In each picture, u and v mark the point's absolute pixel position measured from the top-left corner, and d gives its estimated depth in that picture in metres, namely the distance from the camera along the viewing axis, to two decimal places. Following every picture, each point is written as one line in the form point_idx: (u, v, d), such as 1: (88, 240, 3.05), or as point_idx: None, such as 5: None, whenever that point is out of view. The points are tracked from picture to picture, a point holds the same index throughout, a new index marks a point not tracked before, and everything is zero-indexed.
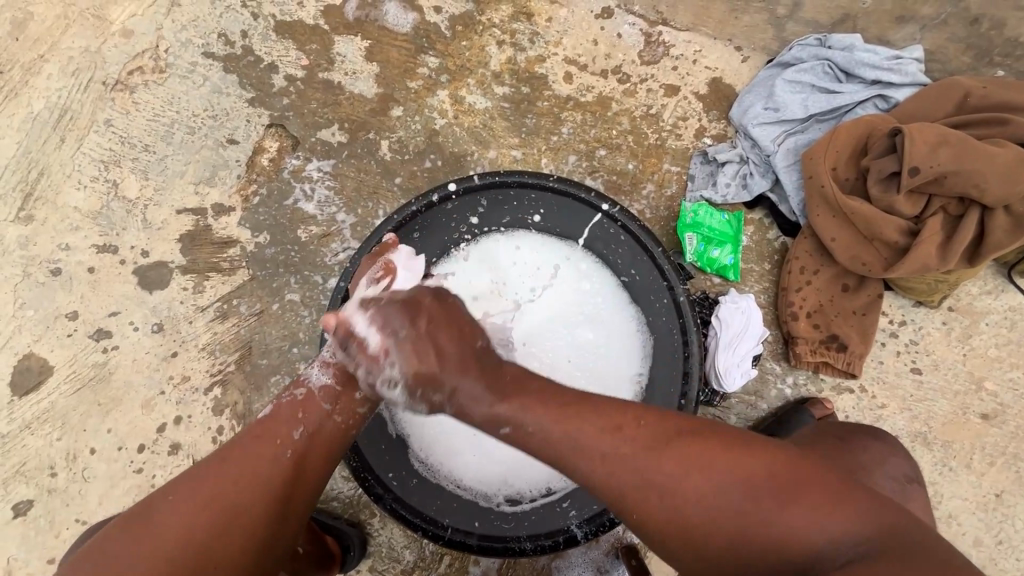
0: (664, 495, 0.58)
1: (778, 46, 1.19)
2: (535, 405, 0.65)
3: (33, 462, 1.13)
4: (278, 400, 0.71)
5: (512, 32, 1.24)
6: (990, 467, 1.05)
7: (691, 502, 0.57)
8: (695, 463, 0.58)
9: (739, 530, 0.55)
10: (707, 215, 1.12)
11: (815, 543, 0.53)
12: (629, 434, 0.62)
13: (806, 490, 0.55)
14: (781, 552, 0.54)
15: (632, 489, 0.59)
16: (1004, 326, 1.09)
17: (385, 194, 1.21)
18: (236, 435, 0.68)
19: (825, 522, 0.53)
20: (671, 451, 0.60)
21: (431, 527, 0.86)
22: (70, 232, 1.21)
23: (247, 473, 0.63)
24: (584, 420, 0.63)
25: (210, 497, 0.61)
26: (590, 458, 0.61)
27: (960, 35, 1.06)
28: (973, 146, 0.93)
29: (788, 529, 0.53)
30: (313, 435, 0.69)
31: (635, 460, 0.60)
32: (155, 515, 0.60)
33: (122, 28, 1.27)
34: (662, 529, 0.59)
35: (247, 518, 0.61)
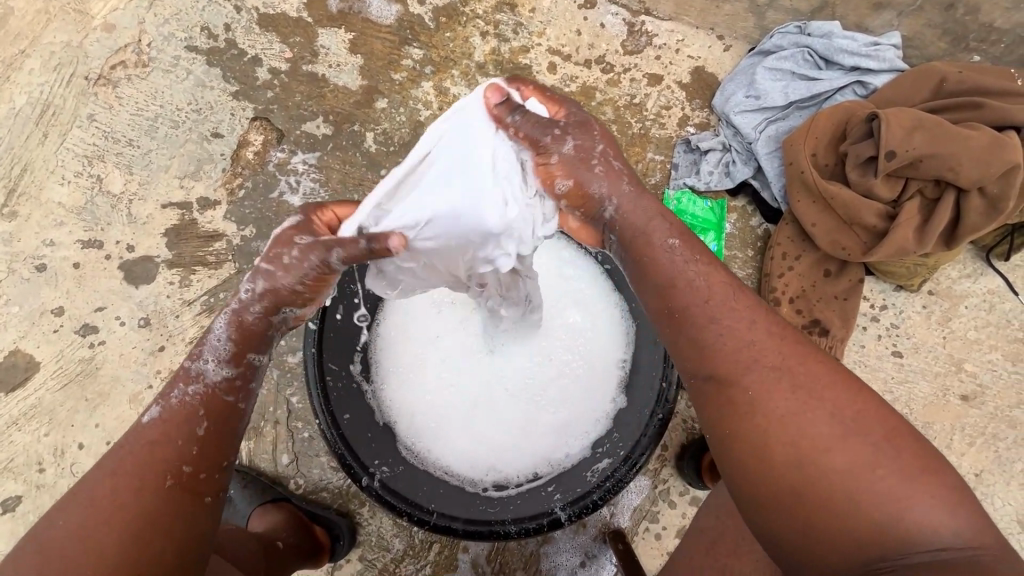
0: (780, 397, 0.56)
1: (759, 34, 1.20)
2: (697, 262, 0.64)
3: (22, 458, 1.13)
4: (162, 401, 0.60)
5: (496, 23, 1.24)
6: (970, 446, 1.07)
7: (806, 428, 0.54)
8: (832, 392, 0.55)
9: (837, 472, 0.52)
10: (690, 203, 1.15)
11: (930, 528, 0.48)
12: (778, 336, 0.60)
13: (938, 480, 0.50)
14: (885, 520, 0.49)
15: (758, 369, 0.58)
16: (983, 308, 1.10)
17: (371, 185, 1.21)
18: (126, 443, 0.59)
19: (951, 511, 0.49)
20: (812, 369, 0.57)
21: (417, 512, 0.84)
22: (55, 228, 1.21)
23: (150, 480, 0.57)
24: (732, 307, 0.61)
25: (111, 511, 0.55)
26: (723, 326, 0.60)
27: (937, 21, 1.07)
28: (948, 130, 0.94)
29: (896, 500, 0.49)
30: (222, 427, 0.61)
31: (768, 355, 0.58)
32: (51, 540, 0.54)
33: (104, 22, 1.26)
34: (757, 430, 0.56)
35: (157, 529, 0.56)
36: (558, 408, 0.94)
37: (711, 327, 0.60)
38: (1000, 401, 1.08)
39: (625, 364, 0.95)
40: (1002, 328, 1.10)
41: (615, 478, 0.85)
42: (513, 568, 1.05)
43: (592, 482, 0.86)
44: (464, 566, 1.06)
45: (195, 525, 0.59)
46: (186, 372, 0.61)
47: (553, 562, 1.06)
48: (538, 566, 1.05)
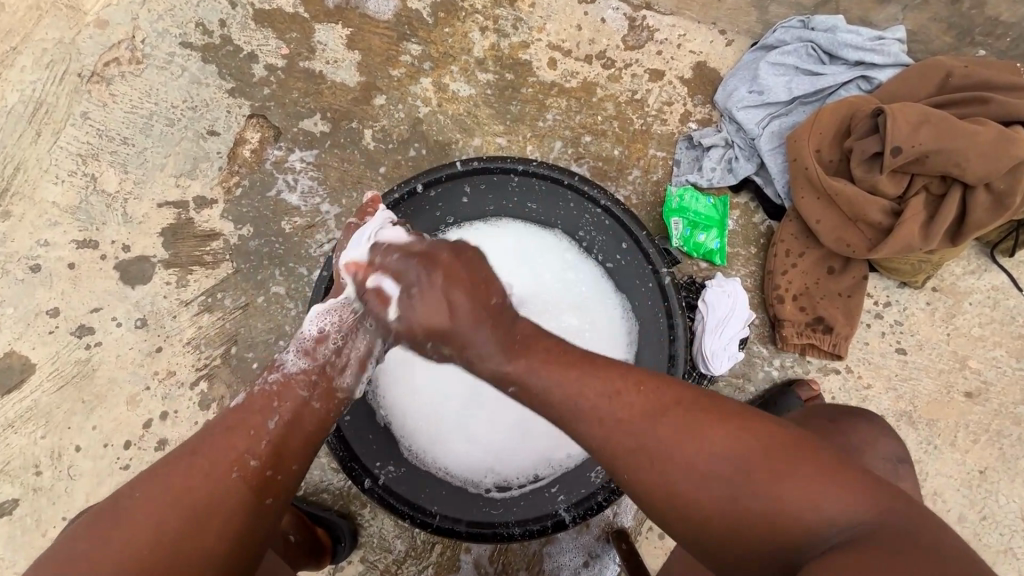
0: (661, 462, 0.57)
1: (762, 29, 1.18)
2: (544, 364, 0.65)
3: (18, 461, 1.12)
4: (250, 389, 0.68)
5: (495, 18, 1.23)
6: (974, 443, 1.06)
7: (688, 476, 0.56)
8: (694, 427, 0.57)
9: (725, 503, 0.55)
10: (693, 200, 1.13)
11: (812, 524, 0.52)
12: (631, 398, 0.61)
13: (807, 470, 0.54)
14: (776, 531, 0.53)
15: (625, 450, 0.59)
16: (987, 305, 1.10)
17: (370, 183, 1.20)
18: (209, 425, 0.65)
19: (823, 498, 0.52)
20: (674, 415, 0.59)
21: (419, 514, 0.86)
22: (49, 227, 1.19)
23: (219, 467, 0.61)
24: (579, 394, 0.62)
25: (179, 493, 0.59)
26: (585, 417, 0.61)
27: (942, 15, 1.06)
28: (954, 125, 0.93)
29: (780, 505, 0.53)
30: (289, 422, 0.66)
31: (634, 428, 0.59)
32: (121, 510, 0.58)
33: (97, 18, 1.24)
34: (656, 498, 0.58)
35: (215, 517, 0.59)
36: None
37: (579, 420, 0.61)
38: (1004, 398, 1.08)
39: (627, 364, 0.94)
40: (1006, 325, 1.09)
41: None
42: (516, 568, 1.05)
43: (596, 483, 0.87)
44: (467, 567, 1.05)
45: (247, 518, 0.61)
46: (272, 362, 0.70)
47: (556, 562, 1.05)
48: (541, 567, 1.05)
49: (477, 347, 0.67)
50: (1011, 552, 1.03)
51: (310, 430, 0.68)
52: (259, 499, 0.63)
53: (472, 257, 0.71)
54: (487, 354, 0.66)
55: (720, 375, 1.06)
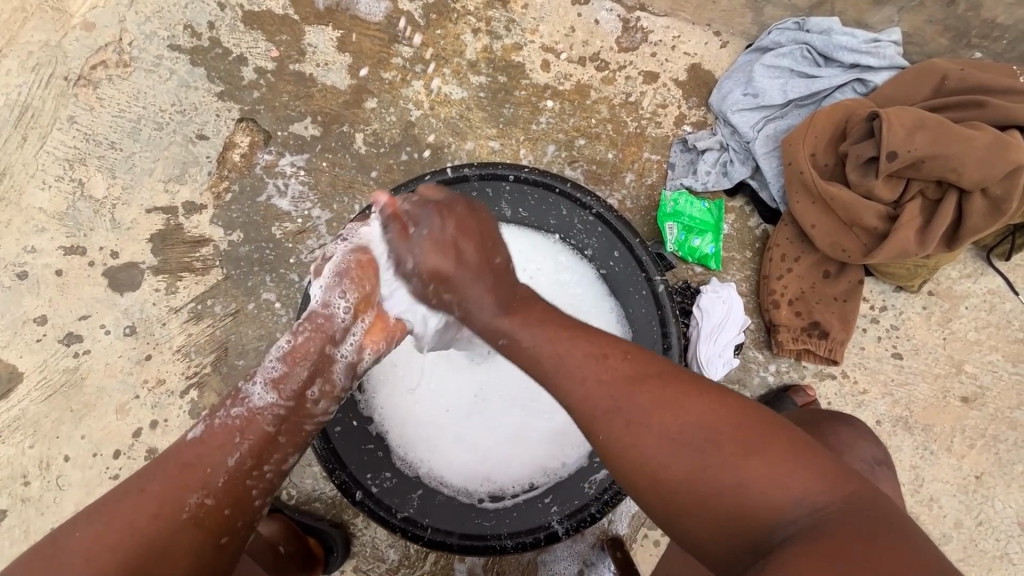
0: (637, 429, 0.56)
1: (756, 30, 1.17)
2: (538, 323, 0.66)
3: (6, 471, 1.11)
4: (211, 420, 0.65)
5: (488, 19, 1.21)
6: (970, 449, 1.06)
7: (659, 445, 0.55)
8: (672, 401, 0.56)
9: (693, 480, 0.53)
10: (688, 204, 1.11)
11: (779, 504, 0.50)
12: (616, 364, 0.61)
13: (783, 451, 0.52)
14: (741, 508, 0.51)
15: (602, 414, 0.59)
16: (983, 309, 1.09)
17: (361, 188, 1.19)
18: (163, 460, 0.62)
19: (790, 480, 0.51)
20: (654, 385, 0.58)
21: (411, 527, 0.84)
22: (36, 234, 1.18)
23: (170, 505, 0.59)
24: (567, 356, 0.62)
25: (129, 532, 0.57)
26: (565, 369, 0.62)
27: (938, 17, 1.05)
28: (950, 130, 0.92)
29: (746, 488, 0.51)
30: (251, 458, 0.64)
31: (612, 392, 0.59)
32: (67, 547, 0.56)
33: (83, 21, 1.22)
34: (629, 466, 0.57)
35: (165, 555, 0.58)
36: (552, 413, 0.92)
37: (560, 374, 0.62)
38: (1001, 402, 1.07)
39: None
40: (1002, 329, 1.09)
41: (612, 490, 0.84)
42: None
43: (590, 495, 0.86)
44: None
45: (202, 558, 0.60)
46: (235, 394, 0.66)
47: (551, 570, 1.04)
48: None
49: (476, 303, 0.68)
50: (1007, 557, 1.03)
51: (273, 464, 0.66)
52: (213, 536, 0.61)
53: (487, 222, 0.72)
54: (478, 311, 0.68)
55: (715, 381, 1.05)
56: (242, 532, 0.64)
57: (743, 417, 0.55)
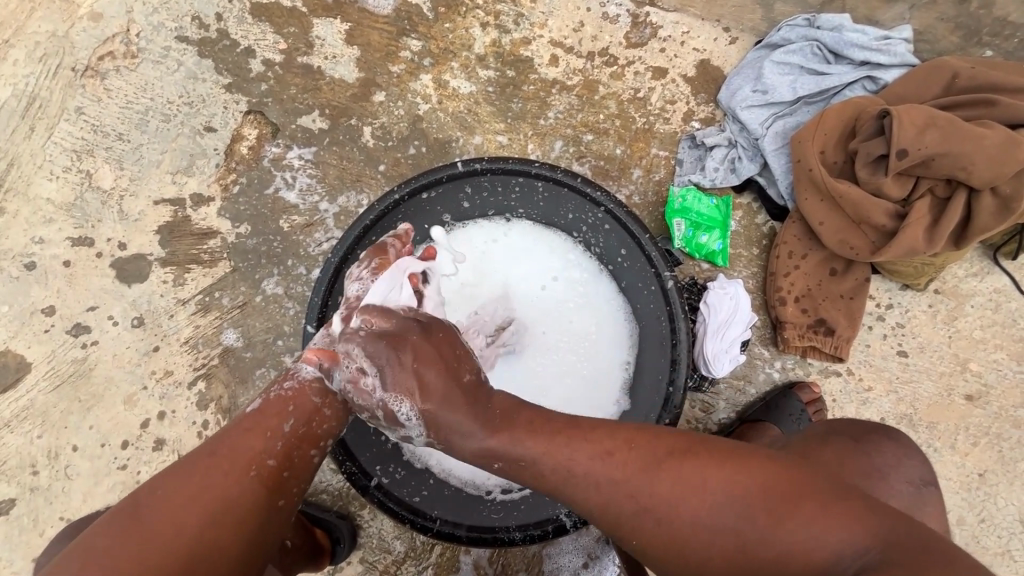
0: (666, 521, 0.58)
1: (766, 26, 1.17)
2: (526, 434, 0.65)
3: (14, 461, 1.11)
4: (266, 395, 0.69)
5: (496, 13, 1.21)
6: (974, 446, 1.06)
7: (686, 527, 0.57)
8: (686, 482, 0.58)
9: (730, 556, 0.55)
10: (696, 201, 1.12)
11: (823, 558, 0.51)
12: (623, 458, 0.61)
13: (811, 507, 0.53)
14: (790, 569, 0.52)
15: (627, 515, 0.60)
16: (988, 307, 1.09)
17: (369, 180, 1.19)
18: (224, 429, 0.65)
19: (822, 528, 0.52)
20: (663, 470, 0.59)
21: (419, 519, 0.85)
22: (44, 224, 1.18)
23: (239, 465, 0.62)
24: (571, 461, 0.62)
25: (198, 491, 0.59)
26: (574, 479, 0.62)
27: (949, 15, 1.04)
28: (961, 128, 0.92)
29: (787, 550, 0.52)
30: (304, 425, 0.68)
31: (625, 493, 0.60)
32: (142, 511, 0.57)
33: (91, 11, 1.22)
34: (668, 557, 0.58)
35: (233, 512, 0.60)
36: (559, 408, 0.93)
37: (573, 483, 0.62)
38: (1005, 401, 1.08)
39: (629, 367, 0.95)
40: (1007, 328, 1.09)
41: None
42: (516, 569, 1.05)
43: None
44: (466, 568, 1.05)
45: (265, 518, 0.62)
46: (286, 371, 0.71)
47: (556, 563, 1.05)
48: (541, 568, 1.05)
49: (461, 435, 0.66)
50: (1009, 554, 1.03)
51: (322, 433, 0.70)
52: (273, 499, 0.64)
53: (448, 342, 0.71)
54: (466, 442, 0.65)
55: (721, 377, 1.06)
56: (296, 498, 0.67)
57: (757, 479, 0.56)
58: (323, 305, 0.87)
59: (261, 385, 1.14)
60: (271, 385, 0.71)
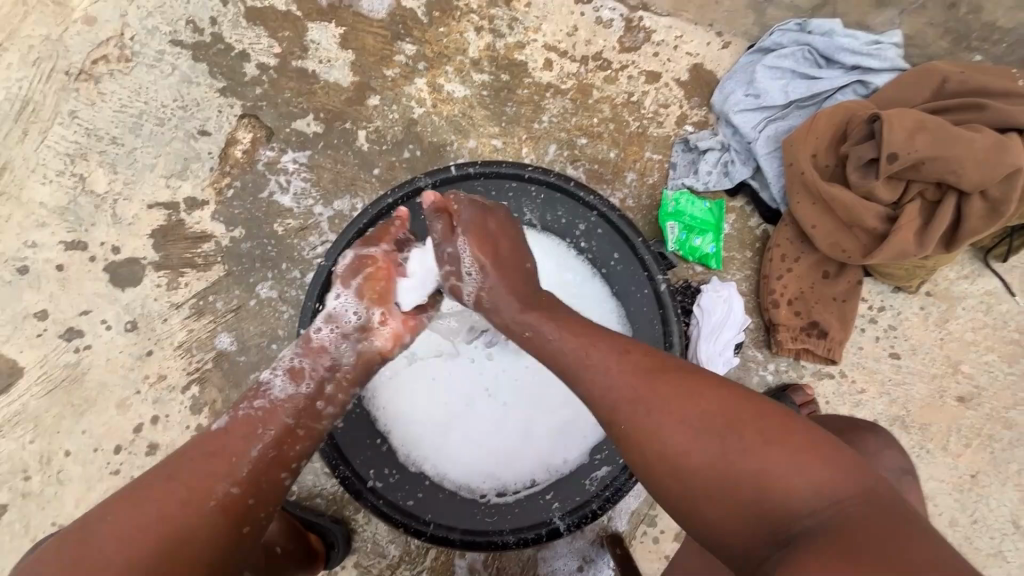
0: (653, 415, 0.58)
1: (758, 31, 1.17)
2: (560, 323, 0.69)
3: (6, 466, 1.11)
4: (235, 412, 0.70)
5: (490, 18, 1.21)
6: (966, 447, 1.07)
7: (675, 430, 0.57)
8: (690, 392, 0.58)
9: (707, 466, 0.54)
10: (689, 204, 1.12)
11: (798, 493, 0.51)
12: (638, 360, 0.63)
13: (799, 442, 0.53)
14: (759, 495, 0.52)
15: (623, 404, 0.60)
16: (980, 310, 1.10)
17: (363, 184, 1.19)
18: (187, 452, 0.65)
19: (805, 469, 0.51)
20: (672, 377, 0.60)
21: (414, 523, 0.86)
22: (36, 228, 1.17)
23: (199, 493, 0.61)
24: (590, 351, 0.65)
25: (152, 522, 0.58)
26: (590, 366, 0.64)
27: (939, 19, 1.05)
28: (950, 132, 0.93)
29: (770, 474, 0.52)
30: (274, 447, 0.68)
31: (630, 382, 0.61)
32: (92, 541, 0.56)
33: (85, 15, 1.22)
34: (647, 455, 0.58)
35: (189, 544, 0.59)
36: (557, 410, 0.92)
37: (584, 369, 0.64)
38: (996, 402, 1.08)
39: None
40: (998, 329, 1.10)
41: (614, 487, 0.87)
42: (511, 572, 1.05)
43: (591, 491, 0.88)
44: (461, 572, 1.05)
45: (225, 547, 0.62)
46: (257, 388, 0.72)
47: (551, 566, 1.05)
48: (536, 571, 1.05)
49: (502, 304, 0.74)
50: (1002, 556, 1.04)
51: (294, 454, 0.70)
52: (236, 526, 0.63)
53: (516, 233, 0.81)
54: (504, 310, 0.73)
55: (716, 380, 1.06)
56: (262, 522, 0.67)
57: (756, 408, 0.56)
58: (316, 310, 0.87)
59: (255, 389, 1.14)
60: (241, 402, 0.72)
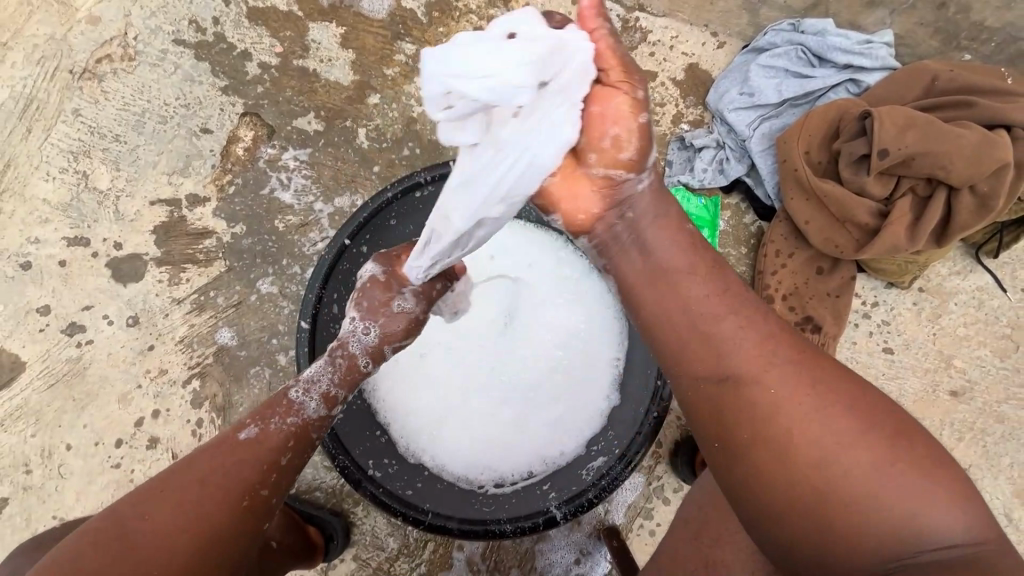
0: (791, 404, 0.52)
1: (753, 31, 1.19)
2: (705, 281, 0.61)
3: (8, 460, 1.11)
4: (262, 420, 0.68)
5: (489, 18, 1.23)
6: (958, 441, 1.08)
7: (817, 428, 0.51)
8: (841, 398, 0.52)
9: (841, 475, 0.49)
10: (684, 201, 1.14)
11: (936, 531, 0.47)
12: (782, 345, 0.56)
13: (950, 483, 0.48)
14: (893, 522, 0.47)
15: (755, 381, 0.54)
16: (972, 305, 1.12)
17: (363, 182, 1.20)
18: (212, 453, 0.63)
19: (950, 510, 0.47)
20: (824, 375, 0.54)
21: (412, 512, 0.85)
22: (39, 224, 1.19)
23: (230, 497, 0.61)
24: (728, 319, 0.58)
25: (187, 524, 0.58)
26: (725, 332, 0.57)
27: (929, 19, 1.07)
28: (940, 128, 0.95)
29: (912, 510, 0.47)
30: (302, 457, 0.69)
31: (769, 364, 0.55)
32: (126, 540, 0.56)
33: (88, 15, 1.23)
34: (768, 440, 0.52)
35: (221, 545, 0.59)
36: (553, 404, 0.93)
37: (718, 332, 0.58)
38: (988, 396, 1.10)
39: (619, 364, 0.95)
40: (989, 325, 1.11)
41: (610, 476, 0.86)
42: (508, 565, 1.06)
43: (587, 481, 0.89)
44: (459, 565, 1.06)
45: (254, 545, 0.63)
46: (291, 406, 0.71)
47: (548, 559, 1.06)
48: (533, 564, 1.06)
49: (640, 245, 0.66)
50: None
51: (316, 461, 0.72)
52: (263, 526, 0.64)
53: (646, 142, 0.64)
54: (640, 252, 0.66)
55: None
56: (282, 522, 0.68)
57: (912, 438, 0.51)
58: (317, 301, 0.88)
59: (255, 383, 1.15)
60: (268, 414, 0.70)
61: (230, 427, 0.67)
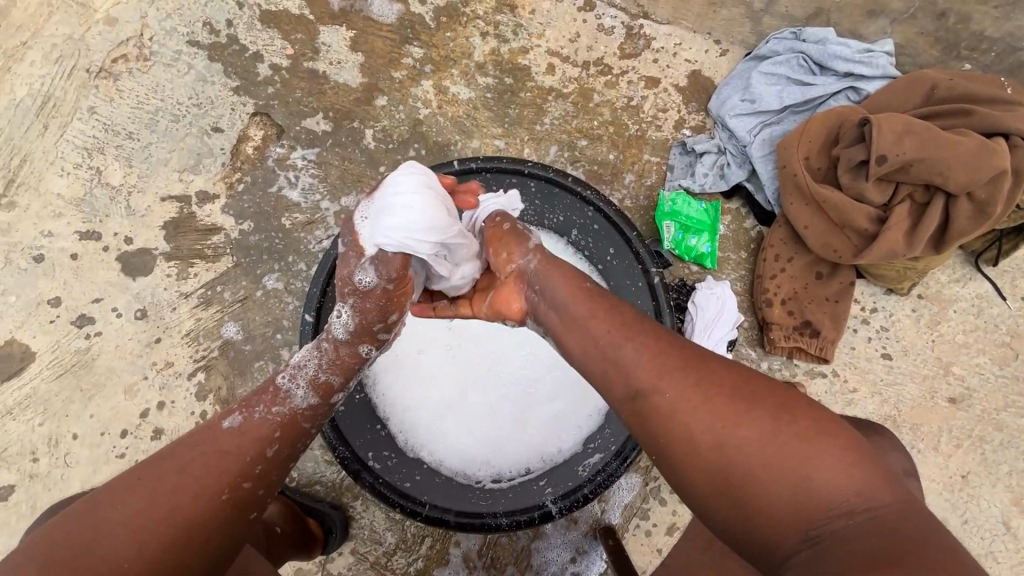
0: (687, 412, 0.59)
1: (755, 39, 1.21)
2: (600, 315, 0.70)
3: (15, 447, 1.13)
4: (247, 410, 0.69)
5: (496, 23, 1.26)
6: (957, 448, 1.08)
7: (711, 429, 0.57)
8: (726, 394, 0.59)
9: (738, 467, 0.55)
10: (685, 204, 1.15)
11: (832, 496, 0.52)
12: (672, 358, 0.63)
13: (837, 446, 0.54)
14: (793, 495, 0.53)
15: (654, 399, 0.62)
16: (971, 313, 1.12)
17: (369, 181, 1.22)
18: (200, 442, 0.65)
19: (841, 472, 0.52)
20: (711, 376, 0.61)
21: (409, 503, 0.88)
22: (53, 218, 1.21)
23: (211, 488, 0.62)
24: (625, 346, 0.66)
25: (162, 514, 0.58)
26: (624, 360, 0.65)
27: (928, 29, 1.09)
28: (937, 136, 0.96)
29: (805, 480, 0.53)
30: (287, 449, 0.70)
31: (666, 379, 0.62)
32: (104, 524, 0.57)
33: (106, 16, 1.27)
34: (677, 452, 0.59)
35: (193, 538, 0.59)
36: (551, 401, 0.94)
37: (618, 363, 0.65)
38: (987, 404, 1.10)
39: None
40: (989, 332, 1.11)
41: (606, 472, 0.89)
42: (505, 563, 1.06)
43: (583, 476, 0.90)
44: (456, 561, 1.07)
45: (231, 538, 0.63)
46: (276, 394, 0.71)
47: (544, 557, 1.07)
48: (529, 562, 1.06)
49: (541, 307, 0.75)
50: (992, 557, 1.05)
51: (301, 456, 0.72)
52: (243, 519, 0.64)
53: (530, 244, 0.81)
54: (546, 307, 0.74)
55: None
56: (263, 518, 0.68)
57: (795, 412, 0.56)
58: (322, 291, 0.91)
59: (259, 377, 1.17)
60: (253, 402, 0.71)
61: (217, 415, 0.69)
